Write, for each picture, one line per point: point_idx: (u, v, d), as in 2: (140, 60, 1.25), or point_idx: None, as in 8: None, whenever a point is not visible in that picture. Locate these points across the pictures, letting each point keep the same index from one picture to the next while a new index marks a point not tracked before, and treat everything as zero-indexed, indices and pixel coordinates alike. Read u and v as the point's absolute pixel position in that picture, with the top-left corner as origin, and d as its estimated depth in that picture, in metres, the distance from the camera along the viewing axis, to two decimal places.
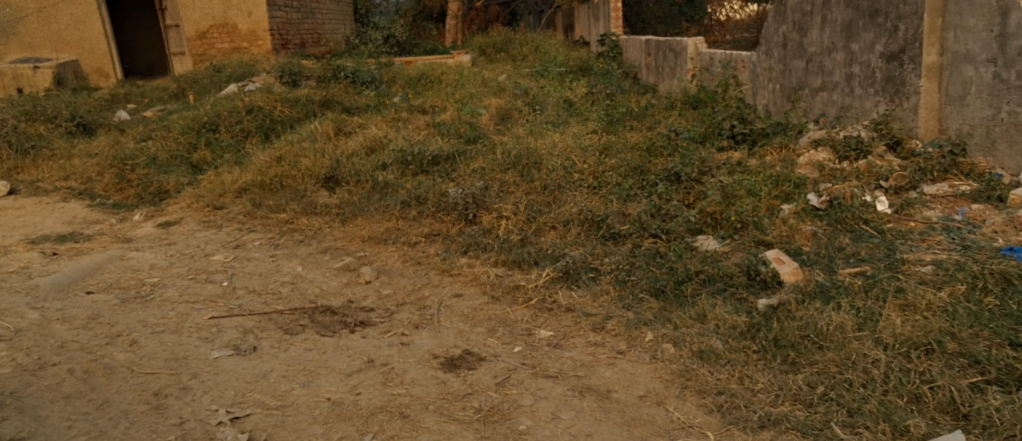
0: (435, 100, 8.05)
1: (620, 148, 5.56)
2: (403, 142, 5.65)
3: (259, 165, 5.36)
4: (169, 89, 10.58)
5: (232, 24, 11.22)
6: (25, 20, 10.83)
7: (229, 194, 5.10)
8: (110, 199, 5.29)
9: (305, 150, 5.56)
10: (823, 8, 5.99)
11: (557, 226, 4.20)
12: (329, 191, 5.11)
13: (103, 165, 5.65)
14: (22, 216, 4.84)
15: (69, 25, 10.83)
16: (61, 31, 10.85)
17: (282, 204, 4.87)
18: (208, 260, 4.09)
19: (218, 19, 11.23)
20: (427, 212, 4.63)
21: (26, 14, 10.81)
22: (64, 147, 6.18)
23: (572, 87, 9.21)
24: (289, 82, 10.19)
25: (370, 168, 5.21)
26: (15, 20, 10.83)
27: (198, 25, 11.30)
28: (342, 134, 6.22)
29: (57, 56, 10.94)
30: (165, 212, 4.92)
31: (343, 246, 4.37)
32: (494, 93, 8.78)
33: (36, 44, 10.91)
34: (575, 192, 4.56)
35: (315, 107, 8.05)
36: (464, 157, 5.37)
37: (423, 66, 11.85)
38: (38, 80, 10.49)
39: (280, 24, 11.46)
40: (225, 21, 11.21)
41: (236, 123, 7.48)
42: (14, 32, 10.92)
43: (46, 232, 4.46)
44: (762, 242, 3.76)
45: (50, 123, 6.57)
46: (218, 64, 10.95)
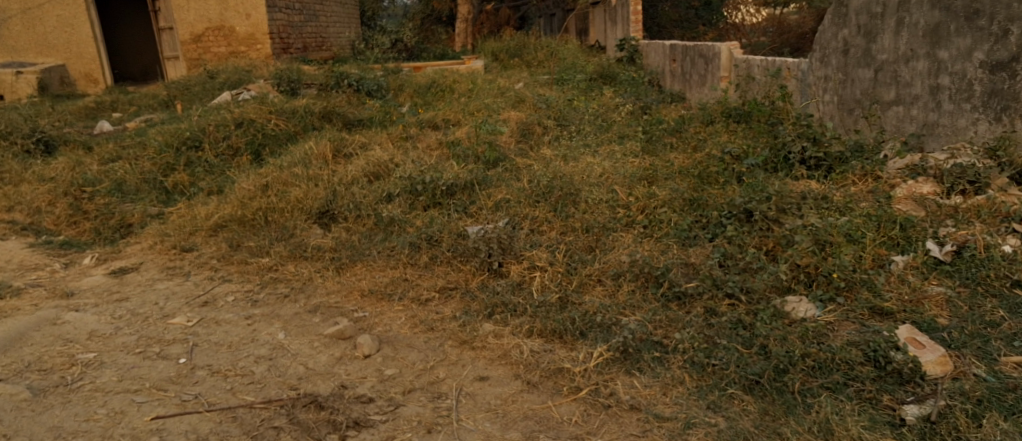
0: (447, 113, 7.25)
1: (666, 173, 4.71)
2: (412, 167, 4.83)
3: (241, 196, 4.60)
4: (159, 96, 9.79)
5: (229, 27, 10.42)
6: (8, 22, 10.05)
7: (203, 232, 4.32)
8: (60, 234, 4.64)
9: (296, 178, 4.79)
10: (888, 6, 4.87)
11: (602, 281, 3.34)
12: (323, 228, 4.35)
13: (56, 193, 4.97)
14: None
15: (54, 28, 10.04)
16: (47, 34, 10.07)
17: (266, 245, 4.11)
18: (165, 325, 3.33)
19: (213, 22, 10.43)
20: (443, 258, 3.80)
21: (9, 15, 10.03)
22: (15, 169, 5.53)
23: (597, 99, 8.40)
24: (287, 91, 9.40)
25: (373, 202, 4.40)
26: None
27: (192, 28, 10.51)
28: (339, 156, 5.37)
29: (42, 61, 10.15)
30: (122, 255, 4.19)
31: (338, 303, 3.56)
32: (509, 104, 7.97)
33: (20, 48, 10.14)
34: (621, 234, 3.74)
35: (314, 119, 7.32)
36: (483, 187, 4.55)
37: (431, 73, 11.05)
38: (21, 87, 9.71)
39: (281, 28, 10.66)
40: (221, 23, 10.41)
41: (222, 139, 6.72)
42: None
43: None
44: (879, 310, 2.88)
45: (5, 140, 6.28)
46: (212, 70, 10.16)
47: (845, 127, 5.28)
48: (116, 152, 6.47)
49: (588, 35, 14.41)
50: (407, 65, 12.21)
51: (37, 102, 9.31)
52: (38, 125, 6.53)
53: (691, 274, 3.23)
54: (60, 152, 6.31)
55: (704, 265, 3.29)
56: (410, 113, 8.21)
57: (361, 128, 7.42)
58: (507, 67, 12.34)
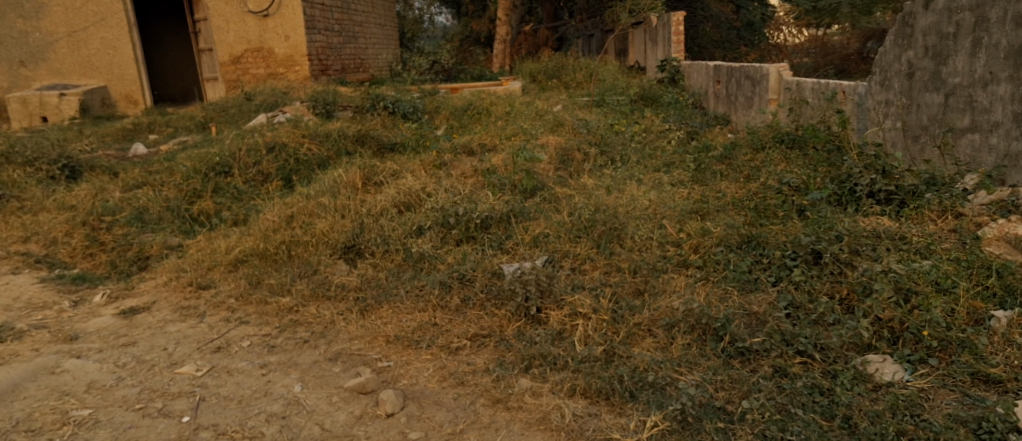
0: (484, 136, 6.99)
1: (718, 206, 4.33)
2: (445, 197, 4.53)
3: (264, 228, 4.36)
4: (196, 118, 9.67)
5: (268, 48, 10.30)
6: (54, 46, 10.00)
7: (221, 267, 4.06)
8: (75, 267, 4.58)
9: (323, 208, 4.52)
10: (961, 26, 4.43)
11: (653, 334, 2.95)
12: (349, 264, 4.05)
13: (74, 222, 4.93)
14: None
15: (98, 50, 10.02)
16: (90, 56, 10.05)
17: (287, 282, 3.84)
18: (172, 376, 3.12)
19: (253, 44, 10.32)
20: (476, 300, 3.47)
21: (55, 39, 9.98)
22: (38, 197, 5.52)
23: (640, 122, 8.07)
24: (322, 113, 9.24)
25: (403, 236, 4.11)
26: (44, 45, 9.99)
27: (232, 49, 10.43)
28: (369, 184, 5.10)
29: (86, 82, 10.14)
30: (136, 293, 4.01)
31: (361, 351, 3.25)
32: (548, 128, 7.67)
33: (64, 70, 10.11)
34: (672, 276, 3.36)
35: (347, 143, 7.12)
36: (520, 220, 4.23)
37: (467, 95, 10.81)
38: (64, 108, 9.68)
39: (319, 49, 10.53)
40: (259, 44, 10.30)
41: (253, 164, 6.57)
42: (42, 56, 10.07)
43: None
44: (984, 376, 2.51)
45: (30, 166, 6.16)
46: (250, 91, 10.07)
47: (910, 157, 4.87)
48: (143, 179, 6.30)
49: (628, 56, 14.05)
50: (443, 87, 12.00)
51: (75, 125, 9.31)
52: (68, 149, 6.42)
53: (756, 328, 2.82)
54: (88, 178, 6.18)
55: (773, 317, 2.86)
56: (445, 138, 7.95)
57: (395, 154, 7.18)
58: (545, 88, 12.06)
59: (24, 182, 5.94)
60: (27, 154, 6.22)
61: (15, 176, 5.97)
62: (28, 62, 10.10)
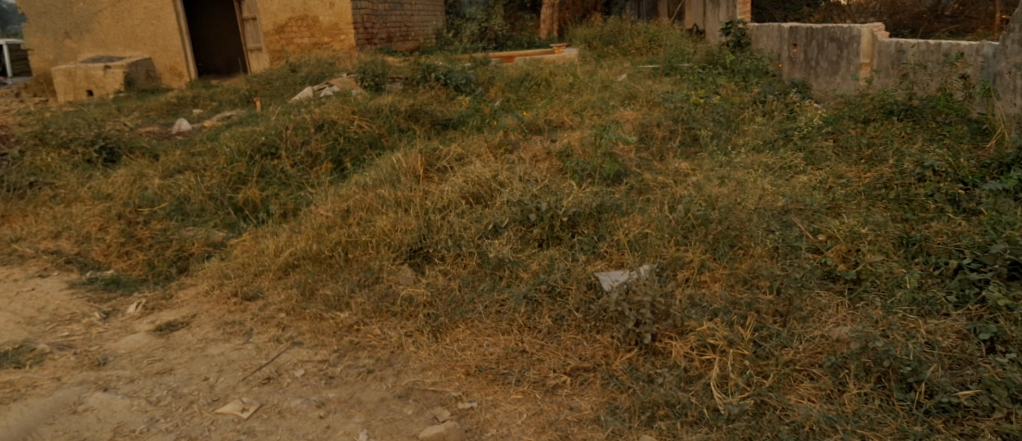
0: (551, 113, 6.44)
1: (847, 195, 3.63)
2: (521, 188, 3.94)
3: (316, 226, 3.84)
4: (239, 91, 9.19)
5: (312, 17, 9.79)
6: (98, 16, 9.61)
7: (270, 273, 3.53)
8: (110, 268, 4.08)
9: (383, 203, 3.96)
10: None
11: (811, 377, 2.36)
12: (415, 271, 3.48)
13: (108, 216, 4.41)
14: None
15: (141, 20, 9.59)
16: (134, 27, 9.63)
17: (345, 294, 3.29)
18: (213, 417, 2.59)
19: (297, 12, 9.82)
20: (572, 322, 2.85)
21: (98, 9, 9.59)
22: (71, 184, 5.05)
23: (715, 90, 7.38)
24: (371, 86, 8.74)
25: (477, 236, 3.51)
26: (88, 15, 9.62)
27: (276, 18, 9.93)
28: (431, 171, 4.53)
29: (129, 54, 9.73)
30: (174, 302, 3.48)
31: (437, 387, 2.68)
32: (615, 101, 7.00)
33: (109, 42, 9.72)
34: (819, 296, 2.73)
35: (400, 119, 6.80)
36: (612, 216, 3.59)
37: (520, 65, 10.16)
38: (108, 82, 9.29)
39: (366, 17, 9.95)
40: (304, 12, 9.79)
41: (300, 144, 6.18)
42: (86, 28, 9.71)
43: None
44: None
45: (64, 149, 5.69)
46: (295, 63, 9.58)
47: None
48: (184, 162, 5.78)
49: (685, 19, 13.19)
50: (494, 55, 11.36)
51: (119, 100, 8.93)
52: (106, 129, 5.96)
53: (962, 378, 2.26)
54: (126, 162, 5.70)
55: (986, 359, 2.31)
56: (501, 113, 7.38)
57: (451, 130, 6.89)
58: (601, 54, 11.33)
59: (58, 166, 5.48)
60: (61, 136, 5.75)
61: (50, 161, 5.52)
62: (73, 33, 9.76)
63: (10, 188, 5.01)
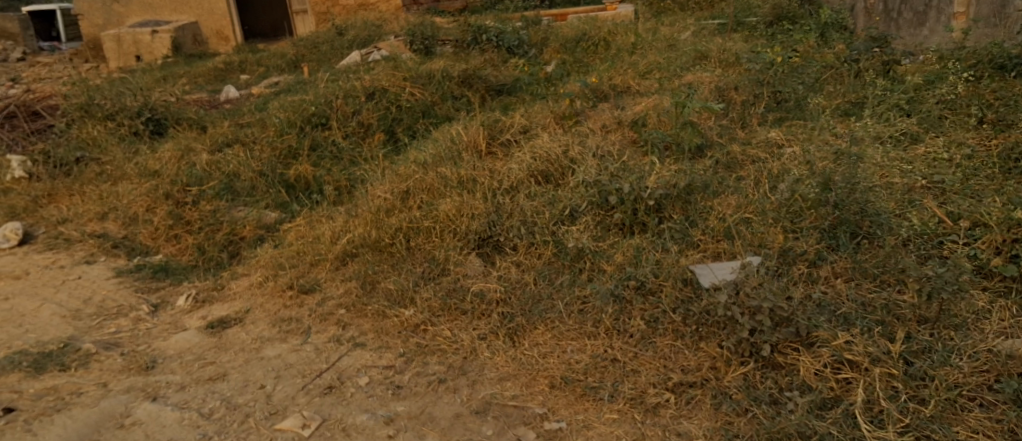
0: (615, 77, 6.08)
1: (976, 168, 3.17)
2: (597, 165, 3.59)
3: (374, 209, 3.53)
4: (287, 54, 9.35)
5: None
6: None
7: (327, 263, 3.25)
8: (159, 253, 3.85)
9: (446, 183, 3.63)
10: None
11: (982, 403, 2.06)
12: (484, 261, 3.15)
13: (156, 195, 4.17)
14: (10, 298, 3.28)
15: None
16: None
17: (409, 288, 2.99)
18: (270, 435, 2.34)
19: None
20: (667, 323, 2.49)
21: None
22: (118, 158, 4.83)
23: (789, 47, 6.90)
24: (421, 49, 8.93)
25: (551, 221, 3.17)
26: None
27: None
28: (493, 144, 4.19)
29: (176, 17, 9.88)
30: (226, 294, 3.23)
31: (522, 400, 2.38)
32: (683, 62, 6.53)
33: (155, 5, 9.86)
34: (975, 301, 2.32)
35: (453, 86, 6.57)
36: (703, 197, 3.20)
37: (575, 23, 9.69)
38: (155, 46, 9.40)
39: None
40: None
41: (351, 114, 6.06)
42: None
43: (10, 345, 2.88)
44: None
45: (110, 121, 5.47)
46: (343, 26, 9.98)
47: None
48: (233, 135, 5.49)
49: None
50: (548, 14, 10.87)
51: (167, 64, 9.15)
52: (152, 99, 5.73)
53: None
54: (173, 134, 5.47)
55: None
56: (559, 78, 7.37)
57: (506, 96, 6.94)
58: (659, 8, 10.74)
59: (105, 140, 5.27)
60: (106, 107, 5.52)
61: (96, 134, 5.31)
62: None
63: (56, 164, 4.83)
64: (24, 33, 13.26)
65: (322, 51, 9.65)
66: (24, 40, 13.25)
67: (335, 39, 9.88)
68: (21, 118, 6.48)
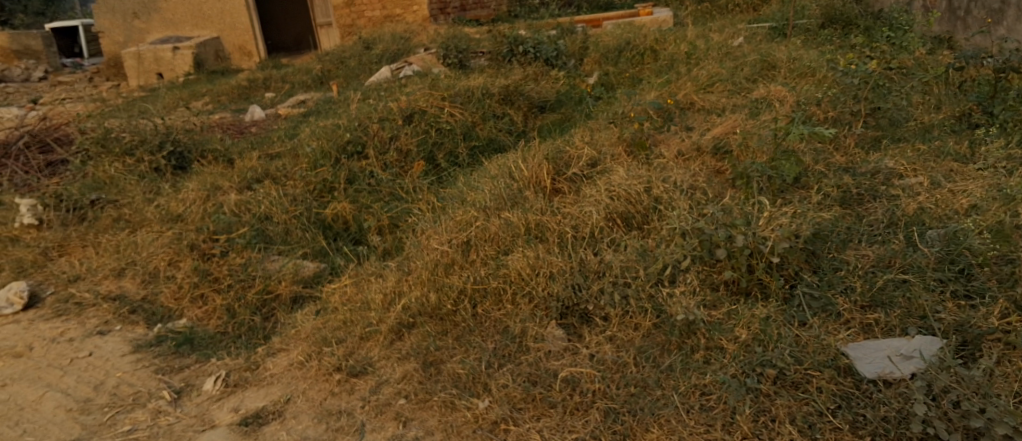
0: (673, 94, 5.59)
1: None
2: (689, 208, 3.04)
3: (433, 268, 3.05)
4: (312, 71, 9.37)
5: None
6: None
7: (380, 337, 2.74)
8: (183, 318, 3.37)
9: (513, 237, 3.13)
10: None
11: None
12: (568, 333, 2.59)
13: (180, 246, 3.68)
14: (9, 385, 2.85)
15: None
16: (202, 6, 10.32)
17: (481, 370, 2.46)
18: None
19: None
20: (830, 433, 2.04)
21: None
22: (138, 199, 4.37)
23: (859, 50, 6.33)
24: (455, 64, 8.60)
25: (647, 282, 2.58)
26: None
27: None
28: (559, 180, 3.68)
29: (199, 33, 10.47)
30: (263, 376, 2.73)
31: None
32: (747, 73, 5.96)
33: (177, 21, 10.50)
34: None
35: (494, 103, 6.62)
36: (833, 250, 2.59)
37: (616, 31, 9.12)
38: (179, 63, 9.99)
39: None
40: None
41: (389, 141, 5.59)
42: (156, 7, 10.51)
43: None
44: None
45: (128, 156, 4.94)
46: (370, 39, 9.92)
47: None
48: (262, 168, 5.00)
49: None
50: (581, 21, 10.38)
51: (191, 82, 9.56)
52: (174, 129, 5.26)
53: None
54: (197, 169, 4.98)
55: None
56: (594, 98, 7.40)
57: (547, 113, 6.92)
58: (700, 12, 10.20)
59: (122, 178, 4.76)
60: (123, 140, 5.02)
61: (113, 172, 4.81)
62: (144, 13, 10.59)
63: (69, 208, 4.35)
64: (47, 51, 13.07)
65: (351, 68, 9.21)
66: (47, 58, 13.07)
67: (363, 55, 9.44)
68: (36, 151, 6.10)
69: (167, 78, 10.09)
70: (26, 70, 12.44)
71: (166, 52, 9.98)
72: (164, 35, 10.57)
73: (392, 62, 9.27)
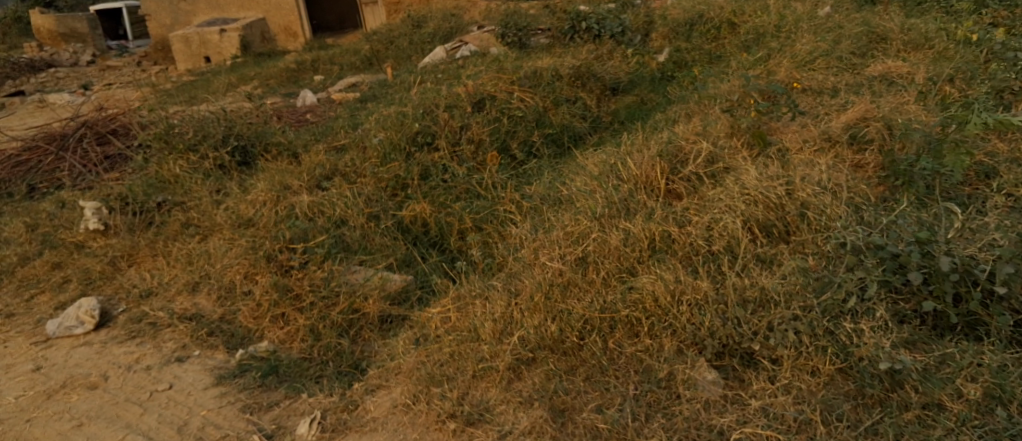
0: (780, 76, 5.07)
1: None
2: (847, 218, 2.63)
3: (548, 288, 2.67)
4: (361, 51, 9.01)
5: None
6: None
7: (496, 376, 2.39)
8: (263, 341, 3.04)
9: (636, 253, 2.74)
10: None
11: None
12: (724, 378, 2.22)
13: (255, 255, 3.35)
14: (86, 425, 2.59)
15: None
16: None
17: (628, 423, 2.13)
18: None
19: None
20: None
21: None
22: (205, 200, 4.07)
23: (970, 21, 5.73)
24: (515, 42, 8.16)
25: (822, 315, 2.18)
26: None
27: None
28: (673, 179, 3.30)
29: (244, 14, 10.20)
30: (368, 424, 2.43)
31: None
32: (851, 47, 5.41)
33: (223, 4, 10.23)
34: None
35: (564, 87, 6.04)
36: None
37: (685, 2, 8.51)
38: (225, 46, 9.72)
39: None
40: None
41: (460, 131, 5.15)
42: None
43: None
44: None
45: (191, 153, 4.63)
46: (419, 17, 9.48)
47: None
48: (331, 164, 4.66)
49: None
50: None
51: (239, 65, 9.31)
52: (237, 122, 4.95)
53: None
54: (263, 166, 4.65)
55: None
56: (666, 78, 7.03)
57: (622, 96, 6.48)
58: None
59: (187, 177, 4.45)
60: (185, 134, 4.71)
61: (178, 170, 4.50)
62: None
63: (135, 212, 4.05)
64: (93, 33, 12.96)
65: (403, 48, 8.81)
66: (93, 40, 12.95)
67: (415, 33, 9.02)
68: (94, 143, 5.86)
69: (215, 62, 9.84)
70: (76, 55, 12.34)
71: (214, 34, 9.73)
72: (211, 17, 10.31)
73: (447, 41, 8.83)
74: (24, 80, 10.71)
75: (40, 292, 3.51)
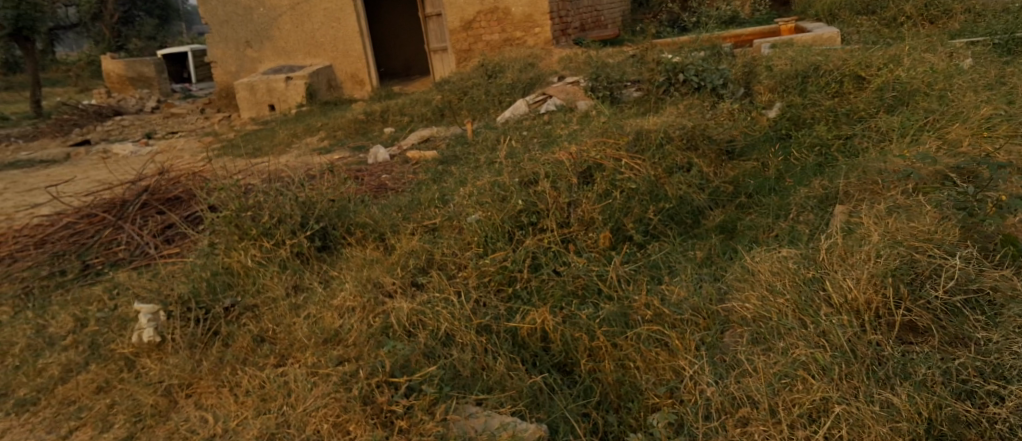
0: (957, 145, 4.15)
1: None
2: None
3: None
4: (432, 102, 8.36)
5: (504, 8, 9.27)
6: (279, 21, 9.63)
7: None
8: None
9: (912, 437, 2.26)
10: None
11: None
12: None
13: (347, 398, 2.68)
14: None
15: (322, 24, 9.51)
16: (315, 32, 9.56)
17: None
18: None
19: (486, 4, 9.33)
20: None
21: (279, 12, 9.59)
22: (281, 306, 3.39)
23: None
24: (605, 97, 7.36)
25: None
26: (269, 20, 9.66)
27: (463, 12, 9.44)
28: (912, 308, 2.56)
29: (311, 61, 9.70)
30: None
31: None
32: None
33: (290, 49, 9.74)
34: None
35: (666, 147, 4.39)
36: None
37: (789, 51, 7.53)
38: (291, 93, 9.20)
39: (560, 4, 9.30)
40: (495, 4, 9.29)
41: (566, 211, 4.19)
42: (269, 35, 9.78)
43: None
44: None
45: (265, 239, 3.91)
46: (494, 66, 8.79)
47: None
48: (426, 252, 3.91)
49: None
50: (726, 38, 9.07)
51: (304, 115, 8.78)
52: (315, 196, 4.23)
53: None
54: (347, 255, 3.96)
55: None
56: None
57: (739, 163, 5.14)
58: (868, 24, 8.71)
59: (261, 272, 3.75)
60: (256, 215, 3.99)
61: (249, 261, 3.79)
62: (256, 41, 9.87)
63: (199, 319, 3.37)
64: (159, 77, 12.71)
65: (478, 101, 8.12)
66: (159, 84, 12.72)
67: (490, 85, 8.33)
68: (154, 211, 5.23)
69: (280, 110, 9.31)
70: (141, 101, 12.04)
71: (280, 82, 9.22)
72: (277, 65, 9.82)
73: (527, 93, 8.06)
74: (90, 127, 10.35)
75: (80, 425, 2.96)
